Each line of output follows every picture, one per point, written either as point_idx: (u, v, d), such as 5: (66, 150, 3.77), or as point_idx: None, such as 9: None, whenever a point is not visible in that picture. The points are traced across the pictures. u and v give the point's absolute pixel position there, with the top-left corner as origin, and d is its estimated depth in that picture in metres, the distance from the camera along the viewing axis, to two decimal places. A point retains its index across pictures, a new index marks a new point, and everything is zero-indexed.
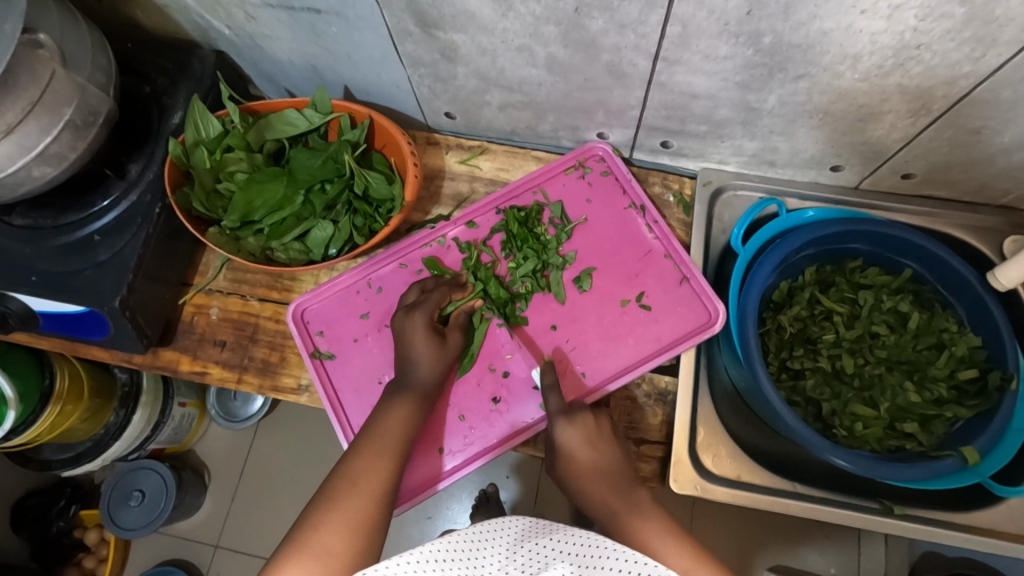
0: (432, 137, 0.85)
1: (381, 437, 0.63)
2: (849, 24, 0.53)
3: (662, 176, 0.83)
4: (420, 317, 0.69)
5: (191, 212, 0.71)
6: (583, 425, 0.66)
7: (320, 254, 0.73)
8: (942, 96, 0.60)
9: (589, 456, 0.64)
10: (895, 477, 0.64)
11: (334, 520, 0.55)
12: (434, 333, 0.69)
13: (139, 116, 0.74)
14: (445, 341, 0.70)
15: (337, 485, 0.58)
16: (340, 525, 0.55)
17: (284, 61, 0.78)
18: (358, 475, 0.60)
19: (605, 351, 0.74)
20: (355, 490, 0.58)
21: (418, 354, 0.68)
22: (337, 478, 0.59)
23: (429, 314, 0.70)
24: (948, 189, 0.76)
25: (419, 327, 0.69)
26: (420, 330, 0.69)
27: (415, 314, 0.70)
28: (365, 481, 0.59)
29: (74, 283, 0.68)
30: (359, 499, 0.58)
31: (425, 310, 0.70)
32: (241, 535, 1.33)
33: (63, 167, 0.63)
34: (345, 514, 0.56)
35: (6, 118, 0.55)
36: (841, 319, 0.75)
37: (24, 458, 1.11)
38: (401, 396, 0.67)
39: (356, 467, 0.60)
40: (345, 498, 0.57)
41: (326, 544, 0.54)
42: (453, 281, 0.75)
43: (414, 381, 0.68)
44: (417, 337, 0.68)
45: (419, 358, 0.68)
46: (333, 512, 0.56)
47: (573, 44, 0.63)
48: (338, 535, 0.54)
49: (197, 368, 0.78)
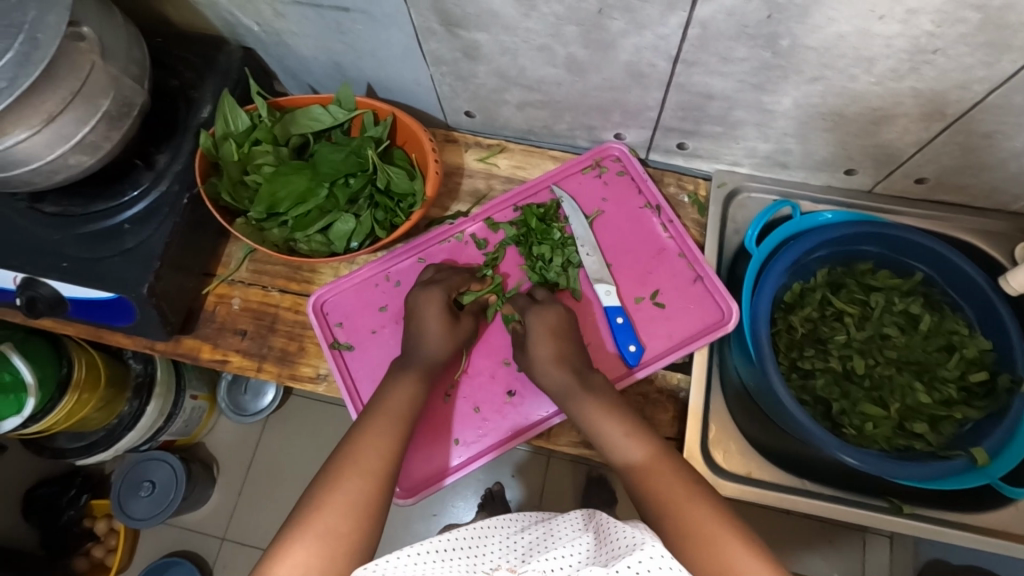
0: (451, 135, 0.87)
1: (383, 416, 0.64)
2: (865, 28, 0.55)
3: (676, 177, 0.84)
4: (436, 292, 0.72)
5: (218, 201, 0.74)
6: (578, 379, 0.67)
7: (341, 247, 0.76)
8: (954, 100, 0.62)
9: (564, 375, 0.67)
10: (904, 476, 0.65)
11: (338, 500, 0.57)
12: (449, 316, 0.71)
13: (168, 108, 0.76)
14: (456, 320, 0.72)
15: (341, 463, 0.60)
16: (343, 506, 0.57)
17: (309, 58, 0.79)
18: (362, 454, 0.61)
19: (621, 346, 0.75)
20: (358, 468, 0.59)
21: (431, 332, 0.70)
22: (340, 458, 0.61)
23: (445, 291, 0.73)
24: (959, 194, 0.77)
25: (435, 311, 0.71)
26: (435, 305, 0.71)
27: (431, 290, 0.72)
28: (367, 461, 0.60)
29: (103, 270, 0.70)
30: (361, 478, 0.59)
31: (443, 287, 0.73)
32: (249, 527, 1.35)
33: (97, 156, 0.65)
34: (347, 494, 0.57)
35: (47, 107, 0.57)
36: (851, 320, 0.77)
37: (39, 445, 1.13)
38: (406, 373, 0.68)
39: (359, 447, 0.61)
40: (348, 477, 0.58)
41: (330, 524, 0.55)
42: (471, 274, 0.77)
43: (424, 357, 0.70)
44: (432, 318, 0.70)
45: (430, 330, 0.70)
46: (336, 491, 0.57)
47: (594, 44, 0.64)
48: (341, 516, 0.56)
49: (218, 356, 0.80)
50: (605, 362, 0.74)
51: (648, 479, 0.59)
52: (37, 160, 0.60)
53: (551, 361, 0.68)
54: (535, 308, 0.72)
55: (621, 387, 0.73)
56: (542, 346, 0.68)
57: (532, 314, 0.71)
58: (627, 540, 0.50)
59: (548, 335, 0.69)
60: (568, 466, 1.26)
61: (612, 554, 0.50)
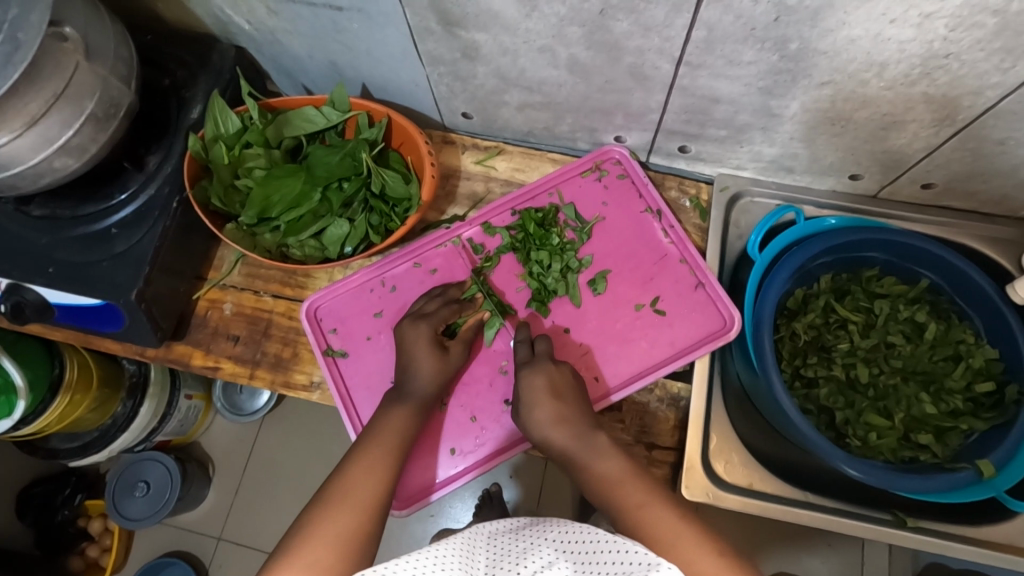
0: (448, 137, 0.85)
1: (377, 445, 0.63)
2: (878, 32, 0.53)
3: (679, 180, 0.83)
4: (424, 329, 0.70)
5: (208, 206, 0.72)
6: (551, 401, 0.65)
7: (335, 252, 0.73)
8: (966, 106, 0.60)
9: (554, 409, 0.64)
10: (907, 489, 0.63)
11: (326, 532, 0.54)
12: (439, 349, 0.69)
13: (158, 108, 0.74)
14: (447, 353, 0.70)
15: (330, 497, 0.58)
16: (332, 537, 0.54)
17: (303, 57, 0.77)
18: (351, 486, 0.59)
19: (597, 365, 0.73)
20: (348, 500, 0.58)
21: (419, 366, 0.68)
22: (331, 489, 0.59)
23: (434, 327, 0.70)
24: (967, 200, 0.76)
25: (422, 343, 0.69)
26: (422, 342, 0.69)
27: (419, 324, 0.70)
28: (358, 493, 0.59)
29: (91, 275, 0.68)
30: (351, 510, 0.57)
31: (431, 322, 0.70)
32: (244, 529, 1.34)
33: (83, 159, 0.63)
34: (337, 524, 0.55)
35: (30, 109, 0.55)
36: (856, 328, 0.75)
37: (32, 445, 1.11)
38: (397, 405, 0.67)
39: (350, 477, 0.60)
40: (338, 508, 0.57)
41: (316, 555, 0.53)
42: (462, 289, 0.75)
43: (414, 390, 0.68)
44: (420, 352, 0.69)
45: (420, 366, 0.68)
46: (325, 522, 0.55)
47: (597, 46, 0.63)
48: (330, 547, 0.54)
49: (210, 363, 0.78)
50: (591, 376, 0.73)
51: (620, 491, 0.59)
52: (22, 163, 0.58)
53: (556, 428, 0.64)
54: (528, 368, 0.67)
55: (598, 408, 0.72)
56: (559, 433, 0.64)
57: (520, 376, 0.67)
58: (628, 560, 0.49)
59: (547, 395, 0.65)
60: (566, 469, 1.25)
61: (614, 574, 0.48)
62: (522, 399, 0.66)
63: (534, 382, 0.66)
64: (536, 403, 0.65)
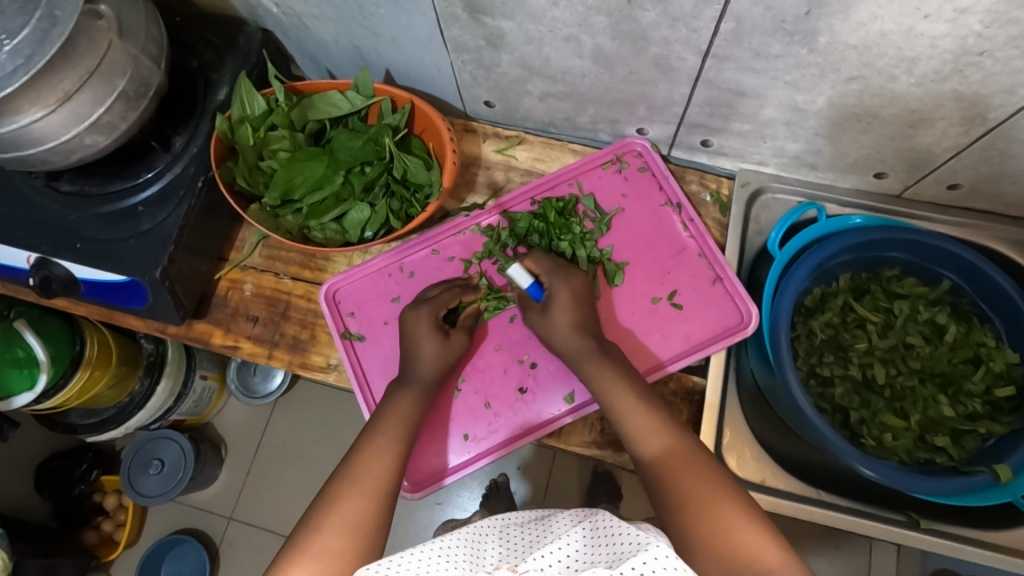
0: (470, 124, 0.85)
1: (384, 431, 0.64)
2: (910, 27, 0.53)
3: (700, 174, 0.82)
4: (424, 315, 0.70)
5: (232, 186, 0.72)
6: (575, 309, 0.69)
7: (356, 236, 0.75)
8: (997, 105, 0.59)
9: (574, 312, 0.69)
10: (923, 490, 0.63)
11: (333, 522, 0.56)
12: (440, 335, 0.70)
13: (185, 89, 0.75)
14: (447, 338, 0.70)
15: (337, 487, 0.59)
16: (339, 526, 0.56)
17: (327, 41, 0.78)
18: (356, 475, 0.60)
19: (646, 342, 0.73)
20: (354, 489, 0.59)
21: (432, 355, 0.69)
22: (337, 479, 0.60)
23: (433, 312, 0.71)
24: (993, 202, 0.75)
25: (425, 329, 0.69)
26: (422, 325, 0.70)
27: (420, 309, 0.71)
28: (364, 481, 0.59)
29: (117, 251, 0.69)
30: (360, 497, 0.58)
31: (431, 307, 0.71)
32: (255, 509, 1.35)
33: (113, 137, 0.64)
34: (345, 514, 0.57)
35: (64, 85, 0.57)
36: (874, 328, 0.75)
37: (52, 421, 1.13)
38: (402, 394, 0.67)
39: (356, 466, 0.61)
40: (345, 498, 0.58)
41: (326, 546, 0.54)
42: (465, 284, 0.76)
43: (420, 377, 0.68)
44: (421, 337, 0.69)
45: (427, 353, 0.69)
46: (332, 513, 0.57)
47: (622, 36, 0.62)
48: (338, 537, 0.55)
49: (229, 342, 0.79)
50: (638, 352, 0.73)
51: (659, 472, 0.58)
52: (54, 139, 0.59)
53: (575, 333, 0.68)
54: (557, 275, 0.71)
55: (653, 378, 0.72)
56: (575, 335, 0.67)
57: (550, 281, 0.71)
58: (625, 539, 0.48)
59: (570, 302, 0.69)
60: (574, 463, 1.25)
61: (611, 554, 0.48)
62: (551, 299, 0.70)
63: (562, 289, 0.70)
64: (564, 306, 0.69)
